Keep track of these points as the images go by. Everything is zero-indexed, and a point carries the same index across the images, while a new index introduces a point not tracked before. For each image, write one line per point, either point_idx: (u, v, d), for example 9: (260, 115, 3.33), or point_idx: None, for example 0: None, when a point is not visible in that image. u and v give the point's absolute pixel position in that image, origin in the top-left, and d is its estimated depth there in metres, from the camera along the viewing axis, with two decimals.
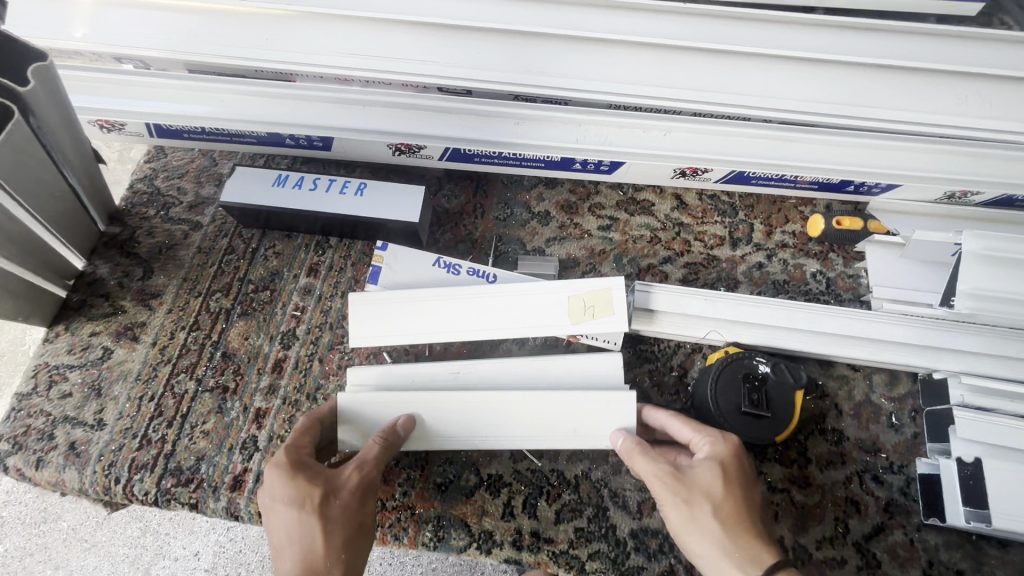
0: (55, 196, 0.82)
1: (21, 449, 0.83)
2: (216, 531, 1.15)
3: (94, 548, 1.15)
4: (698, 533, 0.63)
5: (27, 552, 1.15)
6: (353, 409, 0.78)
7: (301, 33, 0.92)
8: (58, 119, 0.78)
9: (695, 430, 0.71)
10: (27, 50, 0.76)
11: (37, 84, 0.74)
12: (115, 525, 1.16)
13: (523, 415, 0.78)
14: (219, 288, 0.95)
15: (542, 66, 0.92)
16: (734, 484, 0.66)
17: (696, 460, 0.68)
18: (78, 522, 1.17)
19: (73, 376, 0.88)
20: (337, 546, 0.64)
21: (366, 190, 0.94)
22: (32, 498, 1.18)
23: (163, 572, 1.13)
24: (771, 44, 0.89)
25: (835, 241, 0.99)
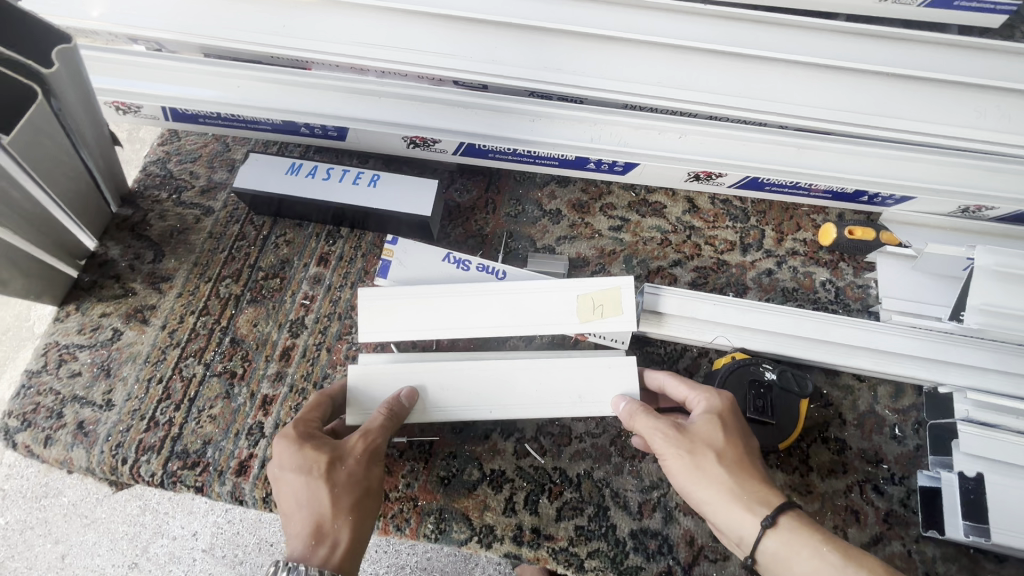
0: (70, 175, 0.82)
1: (30, 426, 0.84)
2: (215, 513, 1.17)
3: (93, 525, 1.16)
4: (705, 480, 0.63)
5: (28, 526, 1.16)
6: (361, 394, 0.79)
7: (319, 20, 0.92)
8: (78, 100, 0.78)
9: (691, 390, 0.73)
10: (50, 31, 0.75)
11: (60, 66, 0.73)
12: (116, 502, 1.18)
13: (531, 405, 0.80)
14: (230, 274, 0.95)
15: (560, 64, 0.91)
16: (733, 433, 0.67)
17: (695, 416, 0.69)
18: (78, 498, 1.18)
19: (83, 356, 0.89)
20: (345, 508, 0.66)
21: (379, 182, 0.94)
22: (33, 473, 1.20)
23: (161, 551, 1.14)
24: (789, 49, 0.89)
25: (847, 251, 0.99)
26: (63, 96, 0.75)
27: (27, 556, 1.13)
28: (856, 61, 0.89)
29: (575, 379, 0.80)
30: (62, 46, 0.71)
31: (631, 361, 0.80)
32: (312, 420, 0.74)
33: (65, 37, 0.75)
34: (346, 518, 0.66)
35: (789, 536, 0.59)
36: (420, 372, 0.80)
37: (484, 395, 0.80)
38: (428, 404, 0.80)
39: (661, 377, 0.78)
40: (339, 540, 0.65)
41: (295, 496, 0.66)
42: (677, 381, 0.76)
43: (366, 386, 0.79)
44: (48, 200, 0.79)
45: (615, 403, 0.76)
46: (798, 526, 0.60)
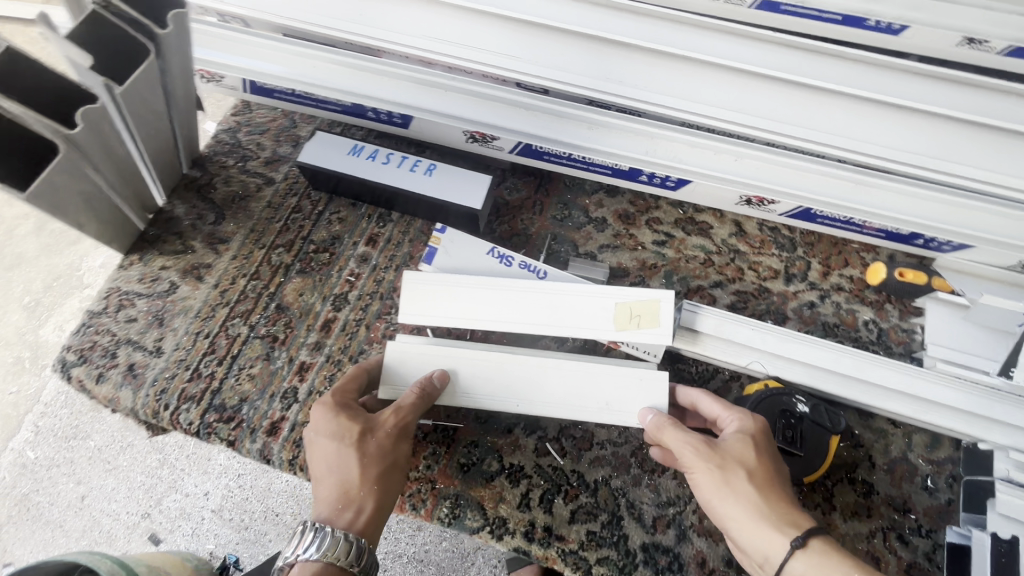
0: (157, 130, 0.86)
1: (86, 362, 0.90)
2: (225, 476, 1.46)
3: (115, 471, 1.48)
4: (734, 496, 0.63)
5: (54, 463, 1.48)
6: (398, 362, 0.82)
7: (395, 10, 0.95)
8: (179, 63, 0.82)
9: (725, 410, 0.74)
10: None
11: (173, 29, 0.77)
12: (135, 454, 1.49)
13: (558, 404, 0.81)
14: (283, 243, 0.99)
15: (621, 76, 0.93)
16: (765, 455, 0.67)
17: (728, 434, 0.70)
18: (103, 446, 1.50)
19: (140, 304, 0.94)
20: (371, 478, 0.68)
21: (435, 172, 0.97)
22: (63, 416, 1.54)
23: (172, 502, 1.43)
24: (860, 85, 0.86)
25: (894, 293, 0.97)
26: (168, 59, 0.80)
27: (50, 491, 1.45)
28: (933, 105, 0.84)
29: (604, 387, 0.80)
30: (177, 13, 0.75)
31: (663, 378, 0.80)
32: (349, 391, 0.76)
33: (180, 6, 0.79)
34: (372, 488, 0.68)
35: (818, 559, 0.59)
36: (454, 357, 0.82)
37: (513, 389, 0.81)
38: (457, 390, 0.82)
39: (694, 394, 0.79)
40: (364, 507, 0.67)
41: (326, 460, 0.69)
42: (710, 400, 0.76)
43: (400, 365, 0.82)
44: (133, 150, 0.84)
45: (641, 414, 0.77)
46: (828, 550, 0.59)
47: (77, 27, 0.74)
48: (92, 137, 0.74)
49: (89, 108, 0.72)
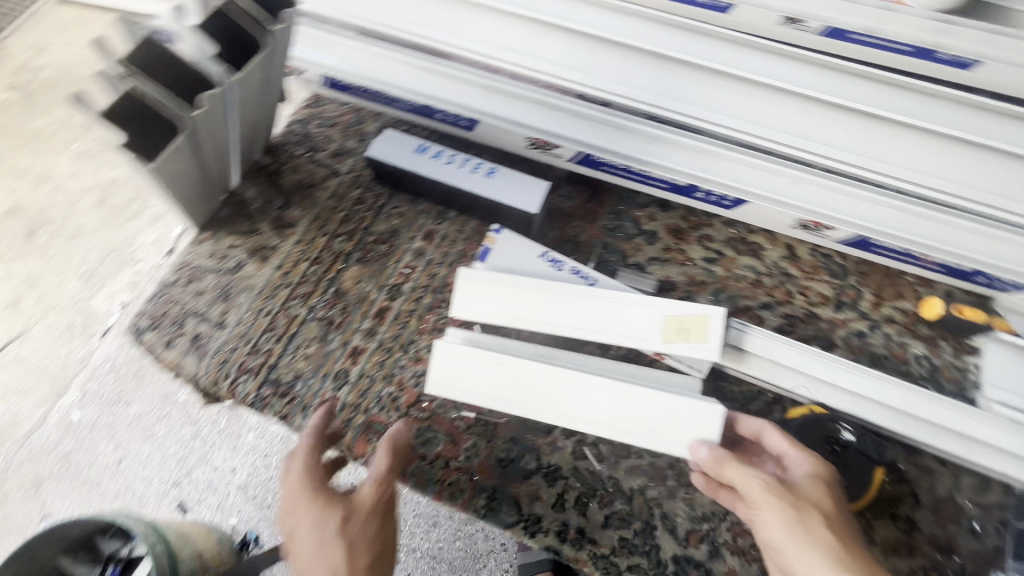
0: (249, 115, 0.91)
1: (157, 328, 0.96)
2: (253, 455, 1.63)
3: (150, 439, 1.66)
4: (813, 540, 0.68)
5: (98, 424, 1.70)
6: (445, 356, 0.87)
7: (465, 18, 0.99)
8: (282, 56, 0.88)
9: (794, 448, 0.78)
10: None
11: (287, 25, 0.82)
12: (171, 425, 1.68)
13: (599, 424, 0.81)
14: (345, 233, 1.04)
15: (683, 94, 0.96)
16: (834, 499, 0.73)
17: (799, 477, 0.75)
18: (140, 412, 1.70)
19: (209, 279, 1.00)
20: (363, 565, 0.75)
21: (495, 175, 1.00)
22: (110, 383, 1.75)
23: (202, 475, 1.61)
24: (930, 118, 0.85)
25: (949, 329, 0.95)
26: (276, 52, 0.86)
27: (92, 451, 1.65)
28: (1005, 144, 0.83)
29: (650, 412, 0.80)
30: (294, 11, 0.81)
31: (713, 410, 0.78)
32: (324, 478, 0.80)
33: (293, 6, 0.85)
34: None
35: None
36: (497, 358, 0.85)
37: (554, 398, 0.83)
38: (497, 392, 0.84)
39: (758, 424, 0.82)
40: None
41: (311, 553, 0.75)
42: (774, 433, 0.80)
43: (445, 359, 0.86)
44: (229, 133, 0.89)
45: (695, 447, 0.77)
46: None
47: (207, 21, 0.81)
48: (207, 121, 0.79)
49: (213, 92, 0.77)
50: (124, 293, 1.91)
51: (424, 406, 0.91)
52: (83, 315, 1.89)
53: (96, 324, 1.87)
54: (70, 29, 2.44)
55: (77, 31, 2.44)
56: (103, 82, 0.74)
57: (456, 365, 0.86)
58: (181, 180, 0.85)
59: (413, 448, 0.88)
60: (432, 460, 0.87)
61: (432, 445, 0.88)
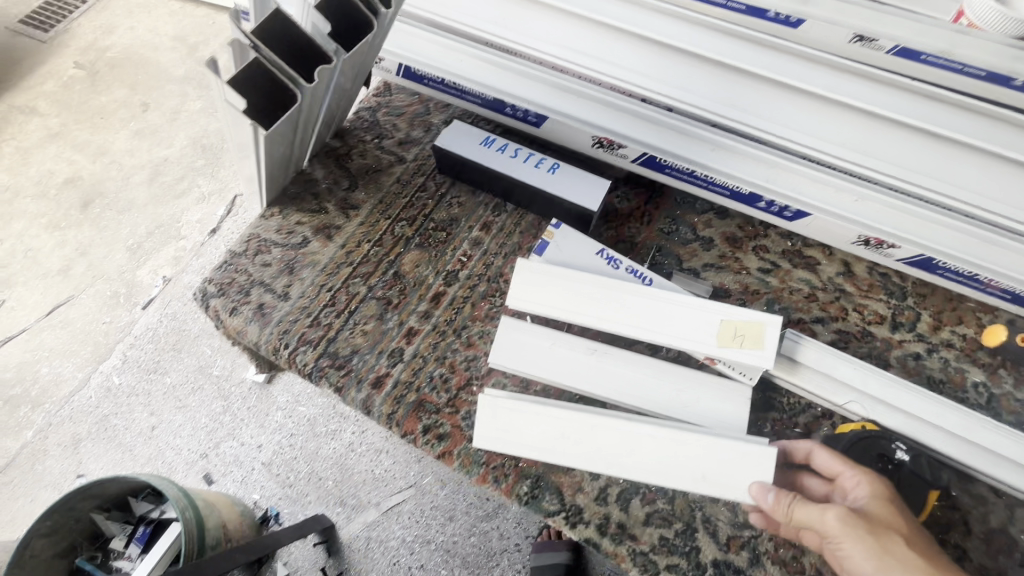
0: (340, 93, 0.95)
1: (224, 295, 1.01)
2: (280, 434, 1.67)
3: (184, 409, 1.73)
4: (903, 566, 0.66)
5: (135, 391, 1.76)
6: (492, 404, 0.84)
7: (535, 21, 1.02)
8: (383, 39, 0.91)
9: (846, 466, 0.77)
10: None
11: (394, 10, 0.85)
12: (205, 398, 1.74)
13: (647, 469, 0.80)
14: (406, 218, 1.07)
15: (747, 105, 0.97)
16: (904, 514, 0.72)
17: (864, 498, 0.74)
18: (177, 382, 1.77)
19: (275, 252, 1.04)
20: None
21: (558, 171, 1.02)
22: (150, 351, 1.82)
23: (231, 448, 1.66)
24: (1002, 143, 0.84)
25: (1011, 359, 0.93)
26: (380, 35, 0.89)
27: (130, 416, 1.72)
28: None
29: (700, 458, 0.80)
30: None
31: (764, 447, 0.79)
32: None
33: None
34: None
35: None
36: (542, 411, 0.83)
37: (601, 449, 0.81)
38: (543, 442, 0.82)
39: (806, 445, 0.83)
40: None
41: None
42: (824, 454, 0.80)
43: (490, 414, 0.84)
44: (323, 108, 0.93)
45: (758, 492, 0.77)
46: None
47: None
48: (315, 94, 0.83)
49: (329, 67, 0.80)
50: (170, 266, 1.99)
51: (474, 389, 0.93)
52: (128, 285, 1.96)
53: (139, 294, 1.95)
54: (137, 15, 2.57)
55: (144, 17, 2.56)
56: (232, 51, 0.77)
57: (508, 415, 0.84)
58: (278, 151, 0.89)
59: (462, 429, 0.90)
60: None
61: None
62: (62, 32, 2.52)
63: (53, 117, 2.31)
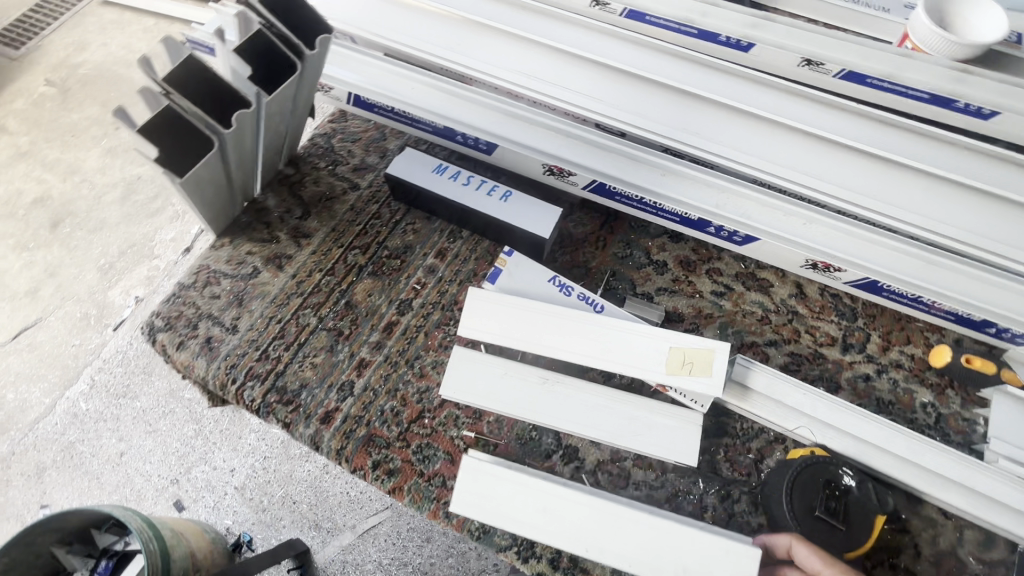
0: (277, 129, 0.95)
1: (171, 328, 0.98)
2: (254, 457, 1.62)
3: (154, 433, 1.67)
4: None
5: (102, 416, 1.71)
6: (473, 469, 0.82)
7: (494, 46, 1.06)
8: (314, 77, 0.91)
9: (829, 567, 0.75)
10: (318, 22, 0.87)
11: (318, 51, 0.85)
12: (177, 421, 1.68)
13: (631, 559, 0.77)
14: (360, 245, 1.06)
15: (698, 129, 0.99)
16: None
17: None
18: (147, 405, 1.71)
19: (225, 283, 1.02)
20: None
21: (510, 199, 1.02)
22: (118, 375, 1.77)
23: (203, 473, 1.61)
24: (932, 162, 0.92)
25: (958, 378, 0.94)
26: (309, 75, 0.89)
27: (95, 443, 1.67)
28: (1003, 190, 0.90)
29: (685, 551, 0.77)
30: (325, 37, 0.83)
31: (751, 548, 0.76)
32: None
33: (327, 32, 0.87)
34: None
35: None
36: (526, 482, 0.81)
37: (584, 529, 0.79)
38: (523, 514, 0.80)
39: (785, 539, 0.79)
40: None
41: None
42: (805, 550, 0.77)
43: (470, 478, 0.82)
44: (256, 143, 0.93)
45: None
46: None
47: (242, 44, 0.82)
48: (236, 136, 0.83)
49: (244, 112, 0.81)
50: (143, 286, 1.95)
51: (426, 422, 0.91)
52: (99, 306, 1.92)
53: (110, 316, 1.91)
54: (110, 30, 2.51)
55: (116, 32, 2.50)
56: (145, 98, 0.78)
57: (492, 485, 0.81)
58: (208, 188, 0.90)
59: (413, 463, 0.88)
60: (429, 478, 0.87)
61: (431, 463, 0.88)
62: (33, 48, 2.47)
63: (22, 135, 2.26)
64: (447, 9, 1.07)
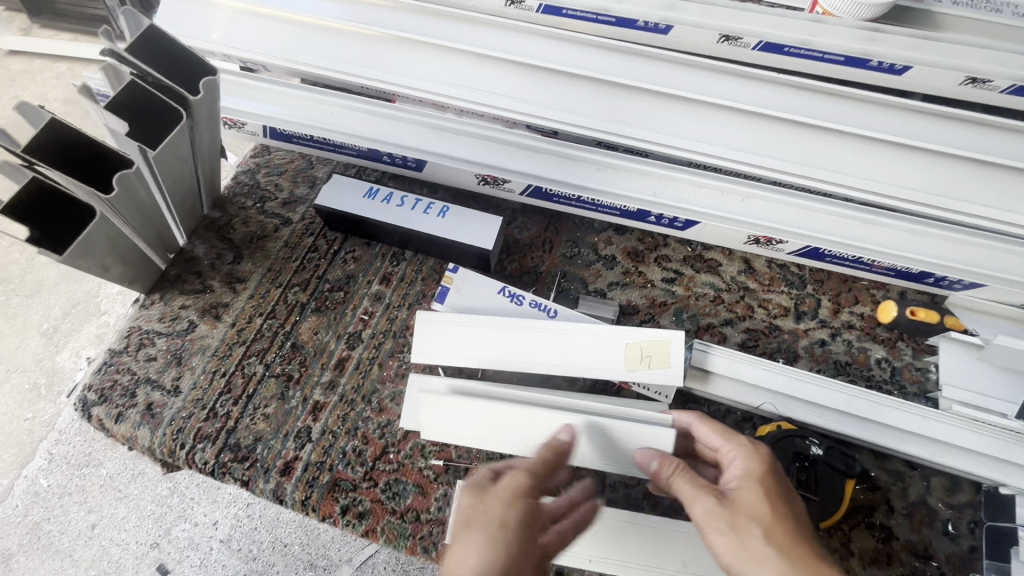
0: (182, 178, 0.90)
1: (106, 401, 0.91)
2: (236, 506, 1.42)
3: (125, 499, 1.44)
4: (753, 559, 0.62)
5: (66, 491, 1.46)
6: None
7: (409, 58, 1.03)
8: (207, 119, 0.86)
9: (725, 443, 0.73)
10: (200, 63, 0.83)
11: (203, 94, 0.81)
12: (147, 482, 1.45)
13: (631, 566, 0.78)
14: (299, 282, 1.02)
15: (628, 118, 0.98)
16: (773, 498, 0.66)
17: (734, 479, 0.69)
18: (115, 472, 1.47)
19: (160, 343, 0.96)
20: None
21: (448, 214, 0.99)
22: (77, 442, 1.52)
23: (182, 533, 1.39)
24: (856, 123, 0.93)
25: (906, 331, 0.96)
26: (201, 118, 0.85)
27: (62, 520, 1.42)
28: (922, 141, 0.92)
29: (681, 546, 0.78)
30: (209, 80, 0.80)
31: None
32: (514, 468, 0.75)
33: (213, 73, 0.83)
34: None
35: None
36: None
37: (585, 541, 0.79)
38: None
39: (686, 419, 0.78)
40: None
41: None
42: (705, 430, 0.75)
43: None
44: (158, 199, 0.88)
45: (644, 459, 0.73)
46: None
47: (116, 95, 0.77)
48: (123, 197, 0.79)
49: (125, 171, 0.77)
50: (84, 333, 1.69)
51: (391, 457, 0.88)
52: (48, 373, 1.62)
53: (63, 382, 1.61)
54: (20, 82, 1.99)
55: None
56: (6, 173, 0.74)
57: None
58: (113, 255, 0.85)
59: (383, 502, 0.85)
60: (402, 514, 0.84)
61: (402, 498, 0.85)
62: None
63: None
64: (356, 26, 1.04)
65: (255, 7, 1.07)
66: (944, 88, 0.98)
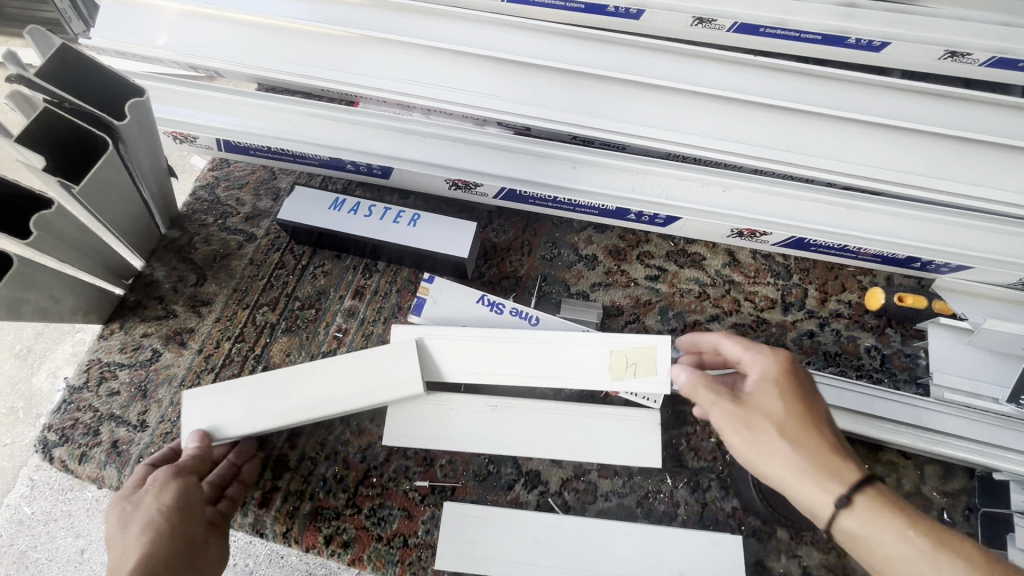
0: (127, 208, 0.86)
1: (67, 441, 0.86)
2: None
3: None
4: (770, 458, 0.59)
5: (52, 517, 1.30)
6: (456, 517, 0.79)
7: (370, 56, 0.97)
8: (143, 143, 0.82)
9: (745, 350, 0.67)
10: (127, 85, 0.80)
11: (132, 118, 0.77)
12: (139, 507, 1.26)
13: None
14: (267, 302, 0.97)
15: (603, 110, 0.94)
16: (792, 397, 0.61)
17: (752, 382, 0.64)
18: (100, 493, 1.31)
19: (122, 375, 0.91)
20: None
21: (419, 222, 0.95)
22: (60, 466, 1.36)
23: None
24: (838, 106, 0.90)
25: (896, 317, 0.94)
26: (134, 143, 0.80)
27: (50, 547, 1.26)
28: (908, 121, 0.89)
29: (676, 556, 0.76)
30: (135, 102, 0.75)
31: (739, 543, 0.77)
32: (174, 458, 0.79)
33: (139, 92, 0.79)
34: None
35: (867, 518, 0.56)
36: (511, 518, 0.79)
37: (579, 556, 0.76)
38: (514, 555, 0.77)
39: (714, 337, 0.73)
40: None
41: None
42: (728, 342, 0.70)
43: (453, 530, 0.79)
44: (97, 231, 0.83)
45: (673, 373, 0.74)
46: (875, 504, 0.56)
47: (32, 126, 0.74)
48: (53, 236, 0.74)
49: (42, 212, 0.71)
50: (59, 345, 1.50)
51: (374, 482, 0.85)
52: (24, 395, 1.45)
53: (44, 405, 1.42)
54: None
55: None
56: None
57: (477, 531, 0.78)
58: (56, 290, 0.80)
59: (368, 529, 0.82)
60: (388, 540, 0.81)
61: (388, 524, 0.82)
62: None
63: None
64: (310, 24, 0.97)
65: (202, 10, 0.99)
66: (924, 63, 0.95)
